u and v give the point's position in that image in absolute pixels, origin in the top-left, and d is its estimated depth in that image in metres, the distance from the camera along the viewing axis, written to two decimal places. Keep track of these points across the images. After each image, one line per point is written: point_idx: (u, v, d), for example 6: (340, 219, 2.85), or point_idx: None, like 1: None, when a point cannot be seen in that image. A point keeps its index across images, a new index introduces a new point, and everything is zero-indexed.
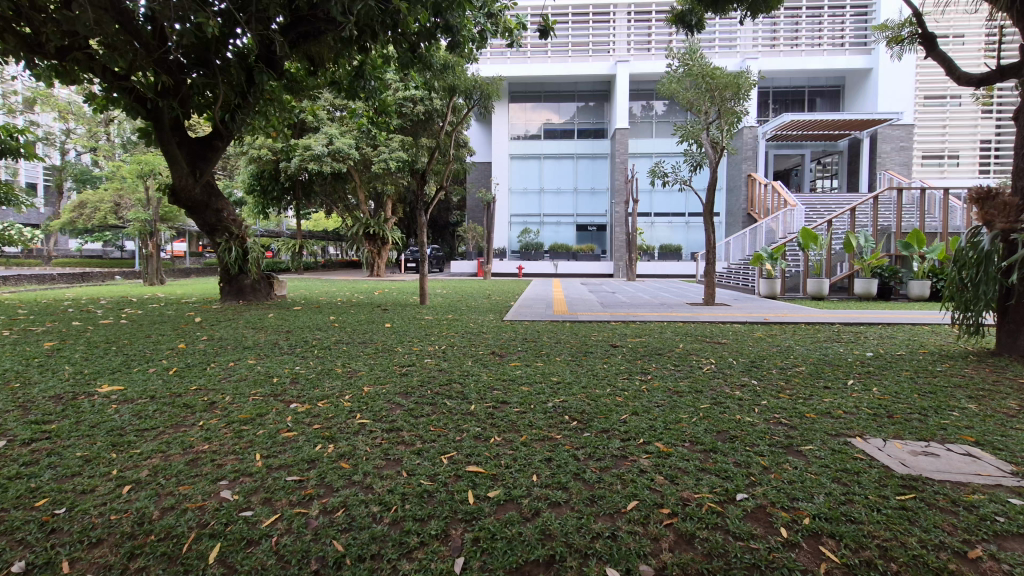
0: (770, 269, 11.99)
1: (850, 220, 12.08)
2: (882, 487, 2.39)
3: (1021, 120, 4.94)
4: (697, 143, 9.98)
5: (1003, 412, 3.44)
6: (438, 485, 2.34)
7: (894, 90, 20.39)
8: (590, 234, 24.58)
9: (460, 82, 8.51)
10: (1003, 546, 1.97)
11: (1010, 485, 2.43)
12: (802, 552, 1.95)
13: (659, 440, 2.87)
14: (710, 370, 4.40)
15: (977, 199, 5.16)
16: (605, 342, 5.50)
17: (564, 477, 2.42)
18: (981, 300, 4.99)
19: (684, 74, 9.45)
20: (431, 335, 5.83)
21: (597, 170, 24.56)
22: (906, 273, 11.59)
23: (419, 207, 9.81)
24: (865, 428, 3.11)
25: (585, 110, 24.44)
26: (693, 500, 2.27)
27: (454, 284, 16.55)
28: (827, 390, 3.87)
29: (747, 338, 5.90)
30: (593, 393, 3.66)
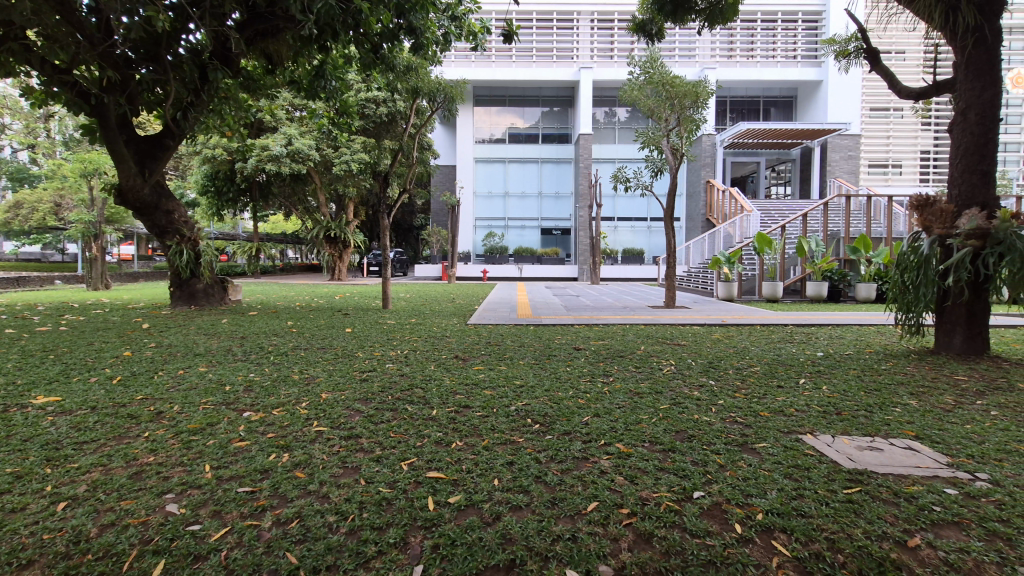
0: (727, 272, 12.35)
1: (802, 225, 12.57)
2: (830, 481, 2.49)
3: (954, 132, 5.26)
4: (657, 150, 10.20)
5: (940, 407, 3.65)
6: (397, 492, 2.29)
7: (842, 102, 21.37)
8: (555, 237, 24.85)
9: (424, 85, 8.47)
10: (939, 534, 2.08)
11: (947, 476, 2.57)
12: (755, 548, 2.00)
13: (620, 440, 2.91)
14: (669, 371, 4.50)
15: (918, 206, 5.47)
16: (568, 345, 5.55)
17: (525, 481, 2.42)
18: (920, 301, 5.30)
19: (645, 82, 9.65)
20: (393, 340, 5.75)
21: (561, 175, 24.82)
22: (854, 276, 12.15)
23: (383, 210, 9.66)
24: (815, 425, 3.24)
25: (550, 115, 24.69)
26: (652, 499, 2.30)
27: (418, 288, 16.41)
28: (780, 389, 4.00)
29: (705, 340, 6.05)
30: (555, 396, 3.68)
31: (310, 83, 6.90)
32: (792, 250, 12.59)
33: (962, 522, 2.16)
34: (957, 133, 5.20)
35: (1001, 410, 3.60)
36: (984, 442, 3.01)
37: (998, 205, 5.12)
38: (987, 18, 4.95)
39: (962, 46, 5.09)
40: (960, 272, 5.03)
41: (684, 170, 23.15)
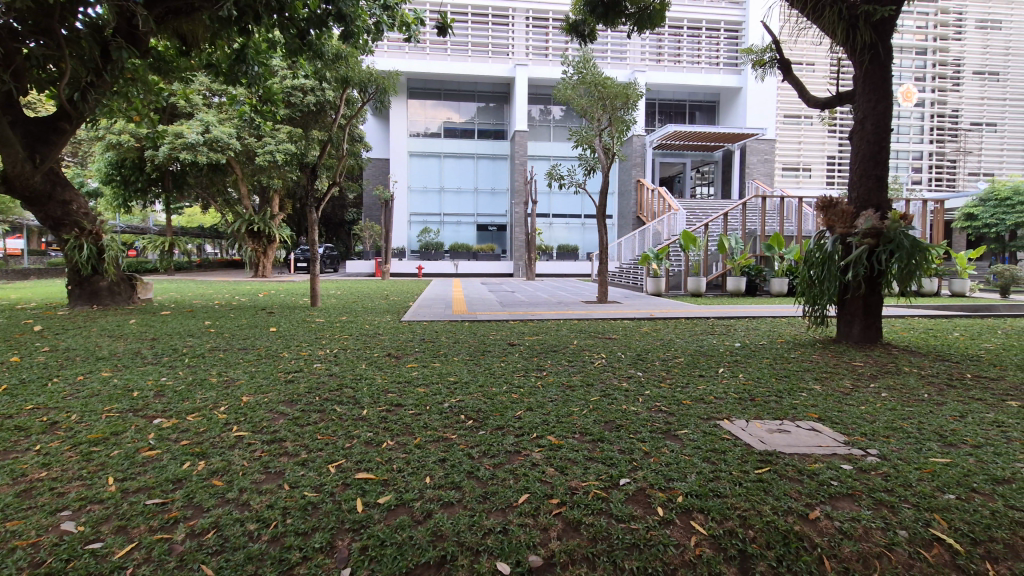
0: (655, 268, 12.91)
1: (724, 223, 13.32)
2: (744, 463, 2.67)
3: (854, 139, 5.72)
4: (590, 148, 10.45)
5: (840, 390, 4.00)
6: (324, 495, 2.22)
7: (759, 109, 22.83)
8: (490, 234, 24.92)
9: (353, 74, 8.20)
10: (836, 506, 2.29)
11: (844, 453, 2.83)
12: (676, 529, 2.12)
13: (551, 433, 2.97)
14: (600, 364, 4.65)
15: (822, 207, 5.93)
16: (502, 341, 5.58)
17: (457, 477, 2.42)
18: (824, 294, 5.81)
19: (578, 81, 9.84)
20: (322, 338, 5.55)
21: (497, 171, 24.86)
22: (769, 271, 13.03)
23: (311, 203, 9.24)
24: (731, 411, 3.46)
25: (485, 111, 24.66)
26: (581, 488, 2.37)
27: (350, 284, 15.87)
28: (701, 378, 4.25)
29: (634, 334, 6.29)
30: (489, 391, 3.69)
31: (230, 67, 6.49)
32: (714, 247, 13.30)
33: (855, 494, 2.39)
34: (856, 141, 5.67)
35: (890, 391, 4.01)
36: (875, 421, 3.34)
37: (890, 207, 5.66)
38: (880, 37, 5.46)
39: (860, 62, 5.59)
40: (858, 267, 5.54)
41: (616, 169, 23.87)
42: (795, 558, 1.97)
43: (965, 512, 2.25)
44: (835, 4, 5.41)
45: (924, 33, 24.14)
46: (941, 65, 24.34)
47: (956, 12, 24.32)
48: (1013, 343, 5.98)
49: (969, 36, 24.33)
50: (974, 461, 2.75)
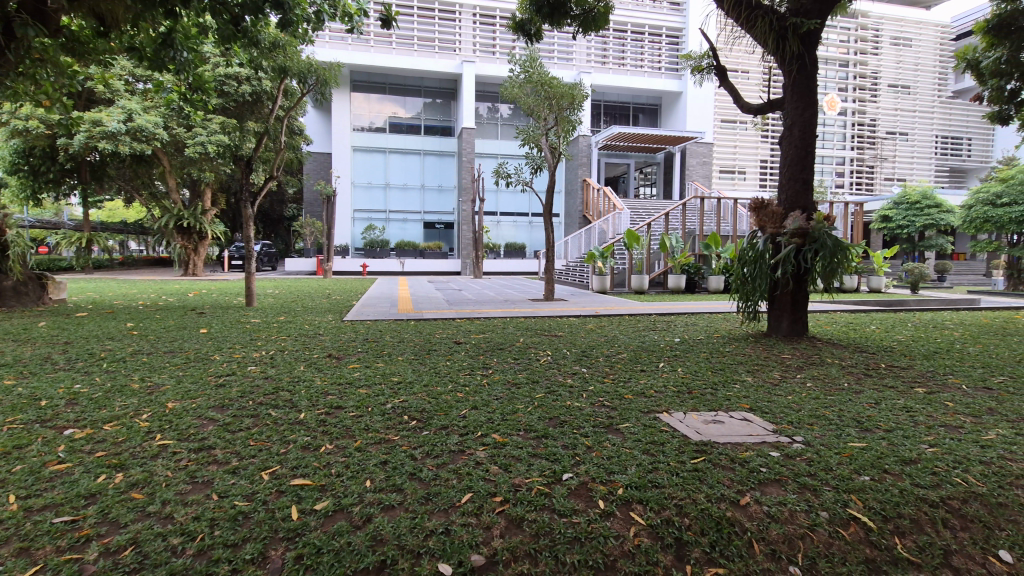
0: (600, 266, 13.19)
1: (665, 223, 13.77)
2: (681, 454, 2.77)
3: (784, 143, 6.04)
4: (537, 147, 10.54)
5: (769, 381, 4.24)
6: (256, 504, 2.12)
7: (698, 113, 23.77)
8: (438, 231, 24.67)
9: (292, 64, 7.91)
10: (764, 492, 2.41)
11: (773, 441, 2.99)
12: (616, 520, 2.17)
13: (496, 431, 2.97)
14: (545, 361, 4.70)
15: (755, 208, 6.24)
16: (448, 339, 5.54)
17: (399, 479, 2.37)
18: (756, 291, 6.12)
19: (525, 80, 9.89)
20: (259, 339, 5.31)
21: (444, 167, 24.63)
22: (706, 269, 13.58)
23: (246, 198, 8.81)
24: (670, 404, 3.58)
25: (432, 107, 24.39)
26: (524, 485, 2.38)
27: (289, 283, 15.28)
28: (643, 373, 4.38)
29: (578, 331, 6.40)
30: (433, 391, 3.65)
31: (156, 52, 6.07)
32: (656, 245, 13.73)
33: (782, 479, 2.53)
34: (785, 146, 5.99)
35: (814, 381, 4.29)
36: (800, 409, 3.55)
37: (815, 209, 6.03)
38: (807, 48, 5.81)
39: (789, 71, 5.92)
40: (787, 265, 5.87)
41: (563, 168, 24.20)
42: (727, 543, 2.08)
43: (878, 491, 2.44)
44: (766, 15, 5.75)
45: (847, 46, 25.90)
46: (861, 77, 26.20)
47: (873, 28, 26.26)
48: (919, 334, 6.55)
49: (884, 50, 26.31)
50: (886, 445, 2.98)
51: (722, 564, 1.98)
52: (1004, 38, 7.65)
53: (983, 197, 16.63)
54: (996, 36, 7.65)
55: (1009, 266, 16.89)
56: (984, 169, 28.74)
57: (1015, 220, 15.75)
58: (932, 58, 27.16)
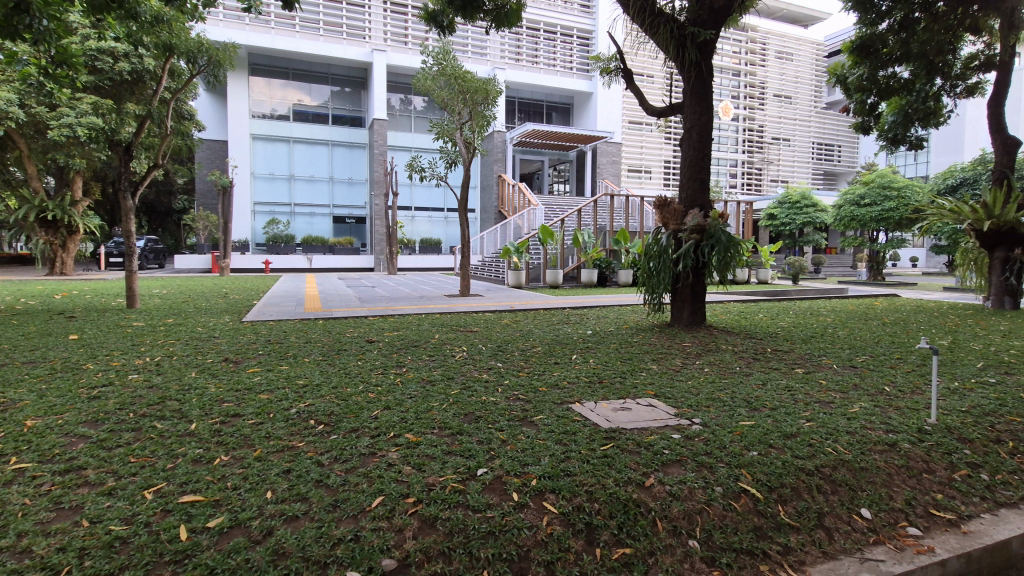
0: (516, 261, 13.39)
1: (577, 220, 14.23)
2: (591, 441, 2.87)
3: (685, 144, 6.40)
4: (451, 141, 10.42)
5: (672, 368, 4.52)
6: (136, 527, 1.91)
7: (608, 113, 24.72)
8: (349, 226, 23.68)
9: (179, 42, 7.22)
10: (667, 472, 2.57)
11: (674, 425, 3.18)
12: (530, 511, 2.20)
13: (409, 431, 2.90)
14: (461, 356, 4.68)
15: (658, 206, 6.62)
16: (360, 339, 5.32)
17: (304, 488, 2.24)
18: (660, 284, 6.48)
19: (438, 72, 9.77)
20: (143, 345, 4.79)
21: (354, 160, 23.66)
22: (617, 263, 14.21)
23: (125, 188, 7.90)
24: (582, 394, 3.70)
25: (341, 96, 23.34)
26: (438, 483, 2.34)
27: (180, 282, 13.93)
28: (556, 365, 4.50)
29: (495, 325, 6.43)
30: (343, 392, 3.50)
31: (6, 19, 5.27)
32: (570, 241, 14.12)
33: (682, 459, 2.70)
34: (685, 148, 6.39)
35: (711, 366, 4.63)
36: (699, 393, 3.81)
37: (711, 207, 6.48)
38: (703, 56, 6.21)
39: (687, 77, 6.31)
40: (687, 260, 6.28)
41: (478, 164, 24.19)
42: (633, 524, 2.19)
43: (764, 464, 2.68)
44: (668, 23, 6.11)
45: (739, 57, 28.10)
46: (751, 87, 28.59)
47: (761, 42, 28.76)
48: (799, 321, 7.30)
49: (770, 63, 28.93)
50: (771, 421, 3.28)
51: (628, 544, 2.10)
52: (864, 58, 8.61)
53: (849, 198, 18.81)
54: (858, 56, 8.59)
55: (869, 259, 19.24)
56: (852, 173, 32.57)
57: (874, 218, 18.04)
58: (809, 73, 30.24)
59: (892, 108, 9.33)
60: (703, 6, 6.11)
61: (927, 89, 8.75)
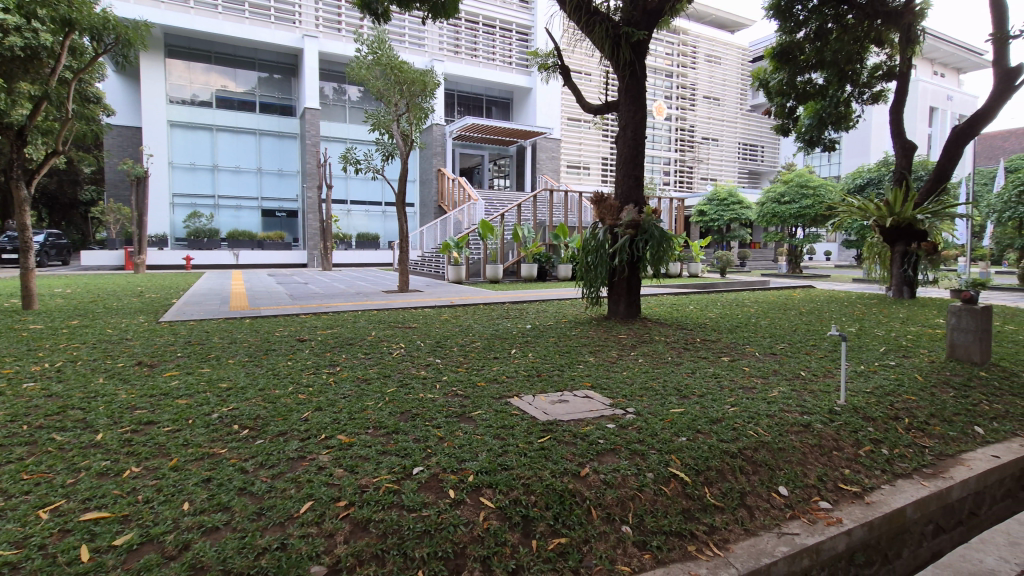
0: (456, 256, 13.33)
1: (517, 215, 14.30)
2: (529, 434, 2.89)
3: (620, 142, 6.56)
4: (388, 133, 10.18)
5: (608, 360, 4.63)
6: (28, 552, 1.74)
7: (547, 109, 24.98)
8: (279, 220, 22.54)
9: (79, 17, 6.61)
10: (601, 461, 2.63)
11: (609, 415, 3.27)
12: (466, 507, 2.19)
13: (342, 431, 2.81)
14: (399, 353, 4.59)
15: (595, 201, 6.75)
16: (290, 337, 5.10)
17: (225, 497, 2.12)
18: (598, 278, 6.64)
19: (373, 62, 9.49)
20: (39, 350, 4.35)
21: (284, 150, 22.55)
22: (556, 258, 14.43)
23: (17, 176, 7.13)
24: (520, 388, 3.73)
25: (270, 83, 22.18)
26: (371, 485, 2.28)
27: (88, 280, 12.79)
28: (495, 360, 4.49)
29: (433, 321, 6.36)
30: (271, 394, 3.34)
31: None
32: (510, 235, 14.19)
33: (616, 448, 2.78)
34: (620, 146, 6.55)
35: (645, 357, 4.79)
36: (633, 383, 3.94)
37: (645, 203, 6.68)
38: (637, 56, 6.38)
39: (622, 77, 6.46)
40: (623, 254, 6.47)
41: (416, 157, 23.74)
42: (569, 513, 2.23)
43: (692, 449, 2.80)
44: (603, 22, 6.25)
45: (671, 59, 29.15)
46: (682, 88, 29.77)
47: (692, 44, 29.97)
48: (725, 312, 7.69)
49: (700, 66, 30.23)
50: (699, 408, 3.44)
51: (564, 533, 2.13)
52: (784, 64, 9.16)
53: (771, 196, 20.01)
54: (778, 62, 9.14)
55: (788, 253, 20.59)
56: (774, 172, 34.68)
57: (793, 215, 19.34)
58: (735, 76, 31.90)
59: (809, 111, 9.91)
60: (636, 7, 6.27)
61: (840, 94, 9.39)
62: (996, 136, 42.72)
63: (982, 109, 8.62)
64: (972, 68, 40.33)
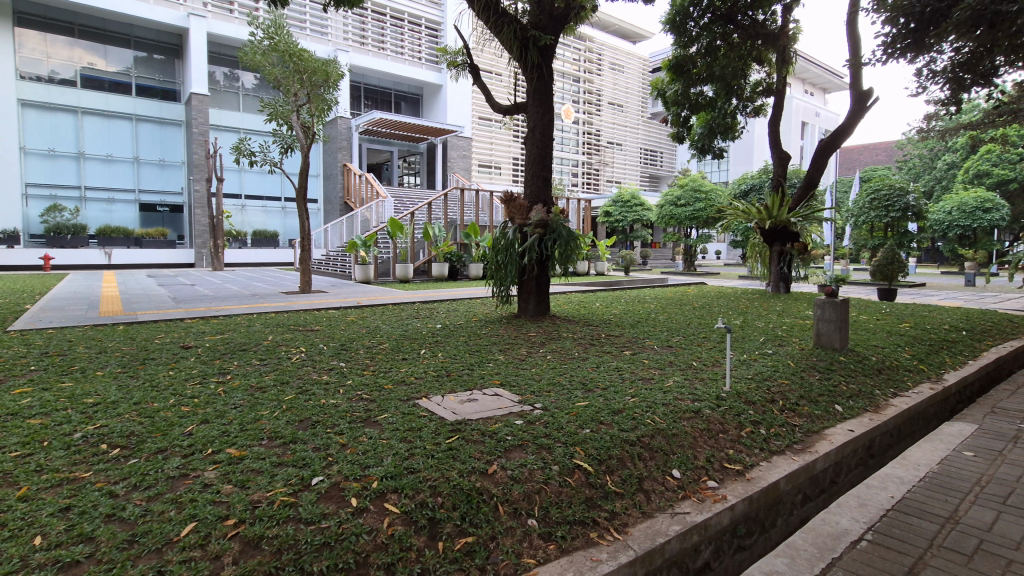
0: (363, 255, 12.89)
1: (428, 213, 14.09)
2: (436, 435, 2.86)
3: (529, 143, 6.68)
4: (287, 125, 9.63)
5: (517, 357, 4.72)
6: None
7: (458, 107, 24.83)
8: (161, 215, 20.36)
9: None
10: (508, 457, 2.67)
11: (516, 412, 3.32)
12: (370, 515, 2.12)
13: (232, 444, 2.61)
14: (299, 358, 4.34)
15: (505, 201, 6.83)
16: (172, 345, 4.64)
17: (89, 526, 1.88)
18: (507, 277, 6.71)
19: (269, 48, 8.89)
20: None
21: (166, 138, 20.35)
22: (467, 257, 14.41)
23: None
24: (429, 389, 3.68)
25: (148, 63, 20.03)
26: (264, 500, 2.13)
27: None
28: (404, 361, 4.40)
29: (339, 323, 6.12)
30: (149, 408, 3.02)
31: None
32: (420, 234, 13.99)
33: (524, 444, 2.83)
34: (529, 146, 6.68)
35: (552, 353, 4.93)
36: (541, 379, 4.04)
37: (553, 203, 6.87)
38: (544, 60, 6.54)
39: (530, 80, 6.59)
40: (532, 253, 6.60)
41: (319, 151, 22.59)
42: (476, 512, 2.24)
43: (595, 440, 2.91)
44: (511, 23, 6.32)
45: (578, 65, 30.22)
46: (589, 93, 31.00)
47: (597, 52, 31.30)
48: (628, 308, 8.13)
49: (605, 73, 31.66)
50: (602, 400, 3.59)
51: (471, 532, 2.13)
52: (679, 76, 9.82)
53: (669, 199, 21.41)
54: (674, 73, 9.77)
55: (684, 252, 22.12)
56: (671, 177, 37.19)
57: (689, 216, 20.82)
58: (636, 85, 33.78)
59: (701, 121, 10.67)
60: (543, 11, 6.42)
61: (727, 107, 10.20)
62: (853, 149, 48.92)
63: (842, 125, 9.80)
64: (836, 89, 45.76)
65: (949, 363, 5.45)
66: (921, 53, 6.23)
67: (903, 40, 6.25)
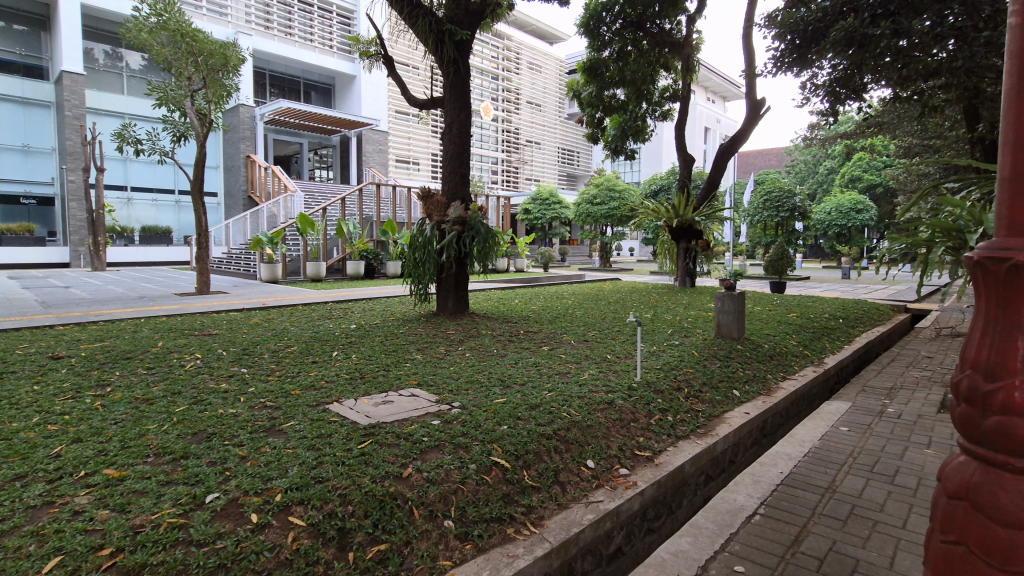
0: (270, 253, 12.14)
1: (341, 209, 13.55)
2: (347, 441, 2.73)
3: (445, 138, 6.56)
4: (178, 111, 8.81)
5: (435, 356, 4.65)
6: None
7: (373, 100, 24.04)
8: (26, 209, 17.89)
9: None
10: (424, 459, 2.61)
11: (433, 412, 3.26)
12: (272, 530, 1.98)
13: (110, 464, 2.34)
14: (194, 366, 3.98)
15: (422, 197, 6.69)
16: (38, 355, 4.09)
17: None
18: (426, 274, 6.58)
19: (157, 26, 8.04)
20: None
21: (31, 122, 17.92)
22: (384, 254, 14.03)
23: None
24: (340, 393, 3.51)
25: (6, 34, 17.64)
26: (148, 523, 1.92)
27: None
28: (313, 364, 4.18)
29: (242, 326, 5.71)
30: (4, 430, 2.63)
31: None
32: (333, 231, 13.40)
33: (440, 444, 2.79)
34: (446, 142, 6.58)
35: (471, 351, 4.90)
36: (459, 377, 4.00)
37: (470, 200, 6.82)
38: (460, 56, 6.48)
39: (447, 75, 6.49)
40: (450, 250, 6.51)
41: (218, 141, 20.93)
42: (389, 518, 2.16)
43: (513, 436, 2.93)
44: (426, 16, 6.18)
45: (497, 62, 30.39)
46: (507, 92, 31.29)
47: (515, 51, 31.65)
48: (546, 304, 8.28)
49: (523, 72, 32.12)
50: (519, 396, 3.63)
51: (384, 539, 2.06)
52: (592, 78, 10.12)
53: (586, 198, 22.10)
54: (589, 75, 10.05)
55: (601, 249, 22.94)
56: (587, 176, 38.52)
57: (605, 214, 21.64)
58: (553, 86, 34.59)
59: (614, 123, 11.04)
60: (458, 6, 6.34)
61: (637, 110, 10.63)
62: (749, 154, 53.22)
63: (740, 131, 10.60)
64: (734, 98, 49.56)
65: (829, 348, 6.07)
66: (805, 67, 6.90)
67: (790, 54, 6.90)
